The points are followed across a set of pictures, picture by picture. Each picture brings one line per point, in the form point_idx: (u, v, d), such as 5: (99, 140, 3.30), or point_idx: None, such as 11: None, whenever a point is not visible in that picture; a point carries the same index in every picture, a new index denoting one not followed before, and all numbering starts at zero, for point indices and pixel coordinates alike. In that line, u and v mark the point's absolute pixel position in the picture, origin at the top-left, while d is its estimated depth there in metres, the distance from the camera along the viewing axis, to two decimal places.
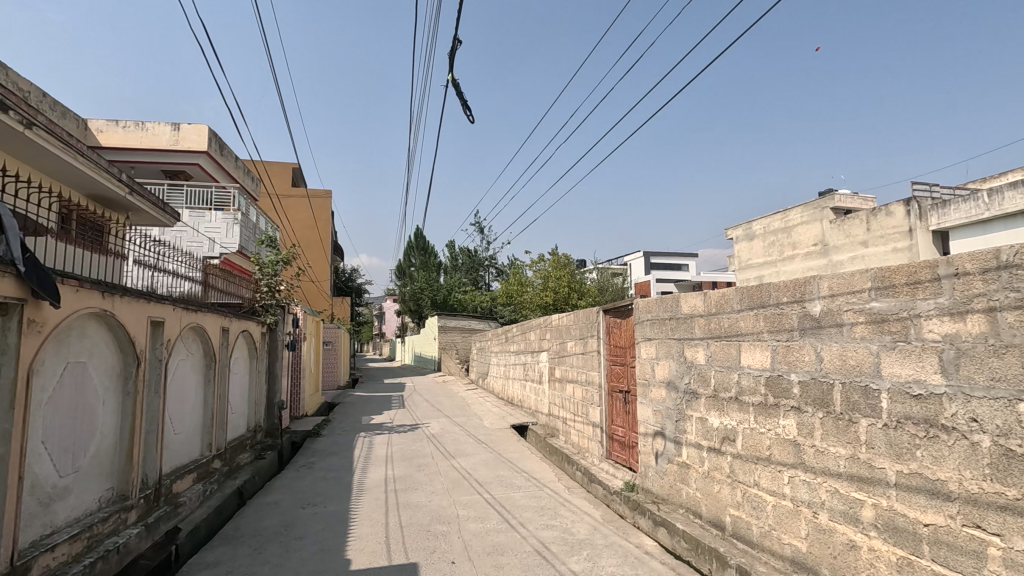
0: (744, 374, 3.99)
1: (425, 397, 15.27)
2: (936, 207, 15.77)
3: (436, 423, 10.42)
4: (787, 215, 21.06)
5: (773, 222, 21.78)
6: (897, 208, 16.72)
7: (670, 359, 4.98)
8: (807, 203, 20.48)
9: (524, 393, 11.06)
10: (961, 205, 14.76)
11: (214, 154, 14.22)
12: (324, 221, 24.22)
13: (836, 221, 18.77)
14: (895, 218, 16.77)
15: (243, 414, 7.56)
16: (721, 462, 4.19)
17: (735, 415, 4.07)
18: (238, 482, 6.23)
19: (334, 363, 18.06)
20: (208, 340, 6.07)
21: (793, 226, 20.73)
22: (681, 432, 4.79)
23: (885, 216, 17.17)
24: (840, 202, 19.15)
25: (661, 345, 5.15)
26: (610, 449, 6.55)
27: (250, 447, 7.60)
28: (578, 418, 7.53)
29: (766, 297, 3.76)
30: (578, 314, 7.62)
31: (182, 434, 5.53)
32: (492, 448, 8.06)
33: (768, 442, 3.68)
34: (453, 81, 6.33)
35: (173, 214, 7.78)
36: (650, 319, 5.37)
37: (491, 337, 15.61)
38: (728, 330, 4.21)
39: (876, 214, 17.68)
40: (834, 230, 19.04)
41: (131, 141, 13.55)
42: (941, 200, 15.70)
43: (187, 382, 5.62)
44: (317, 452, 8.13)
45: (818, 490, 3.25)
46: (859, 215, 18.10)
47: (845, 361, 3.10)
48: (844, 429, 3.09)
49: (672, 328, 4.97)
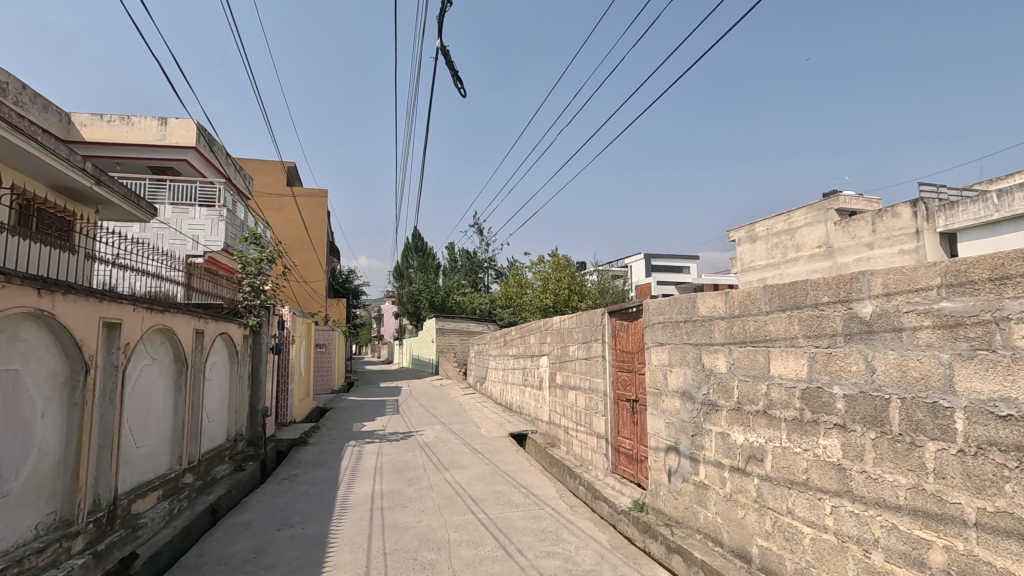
0: (775, 385, 3.49)
1: (421, 402, 14.76)
2: (944, 209, 15.40)
3: (430, 431, 9.90)
4: (791, 217, 20.52)
5: (776, 223, 21.24)
6: (903, 209, 16.14)
7: (686, 366, 4.48)
8: (810, 204, 19.89)
9: (523, 400, 10.55)
10: (970, 205, 14.59)
11: (203, 150, 13.75)
12: (319, 221, 23.71)
13: (841, 223, 18.15)
14: (901, 220, 16.19)
15: (221, 423, 7.03)
16: (747, 484, 3.69)
17: (763, 431, 3.57)
18: (211, 498, 5.70)
19: (328, 367, 17.55)
20: (177, 343, 5.54)
21: (797, 228, 20.15)
22: (698, 448, 4.28)
23: (891, 217, 16.59)
24: (844, 203, 18.45)
25: (675, 351, 4.65)
26: (616, 462, 6.05)
27: (228, 459, 7.06)
28: (580, 428, 7.03)
29: (803, 297, 3.26)
30: (581, 317, 7.13)
31: (146, 447, 5.00)
32: (489, 460, 7.55)
33: (806, 465, 3.18)
34: (443, 52, 5.79)
35: (147, 208, 7.28)
36: (662, 321, 4.87)
37: (489, 340, 15.11)
38: (754, 334, 3.71)
39: (881, 215, 17.04)
40: (838, 231, 18.39)
41: (116, 136, 13.11)
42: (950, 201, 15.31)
43: (151, 390, 5.09)
44: (302, 463, 7.62)
45: (871, 525, 2.75)
46: (863, 217, 17.48)
47: (906, 373, 2.60)
48: (904, 453, 2.59)
49: (688, 332, 4.47)
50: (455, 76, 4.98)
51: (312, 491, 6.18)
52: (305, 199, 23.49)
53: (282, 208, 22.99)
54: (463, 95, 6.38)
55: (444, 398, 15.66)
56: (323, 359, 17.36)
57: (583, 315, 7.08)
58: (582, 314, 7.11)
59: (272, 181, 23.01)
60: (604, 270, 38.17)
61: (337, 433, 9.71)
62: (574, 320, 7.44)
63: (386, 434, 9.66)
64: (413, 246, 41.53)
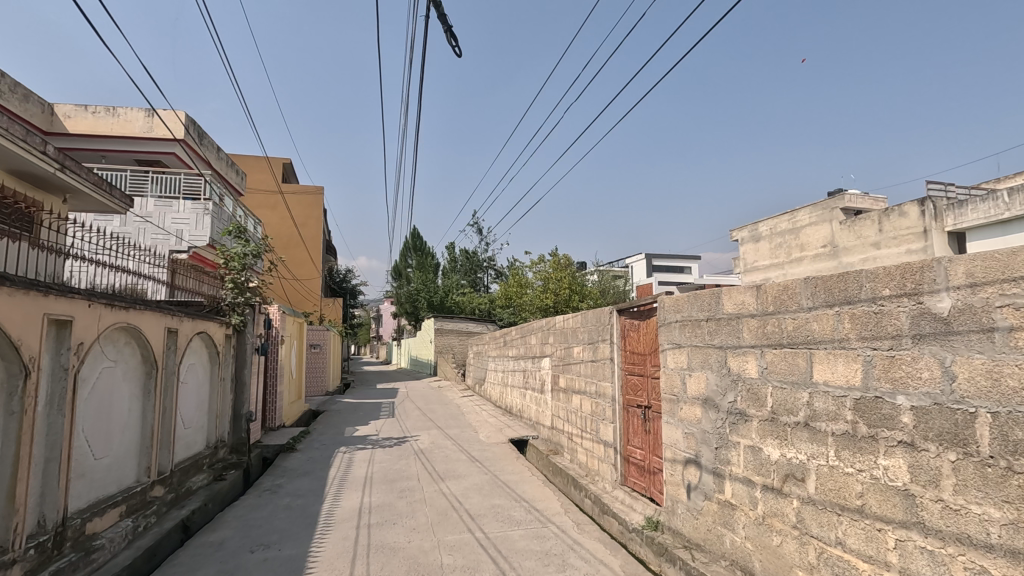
0: (820, 393, 2.99)
1: (418, 405, 14.26)
2: (952, 208, 15.01)
3: (426, 436, 9.40)
4: (795, 216, 19.98)
5: (780, 223, 20.70)
6: (911, 207, 15.61)
7: (708, 370, 4.00)
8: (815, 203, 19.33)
9: (523, 404, 10.07)
10: (979, 205, 14.40)
11: (192, 144, 13.26)
12: (316, 218, 23.22)
13: (847, 222, 17.61)
14: (909, 219, 15.59)
15: (199, 429, 6.54)
16: (785, 507, 3.19)
17: (805, 446, 3.08)
18: (184, 513, 5.21)
19: (321, 368, 17.07)
20: (145, 343, 5.05)
21: (800, 227, 19.61)
22: (723, 462, 3.79)
23: (898, 216, 16.00)
24: (850, 203, 17.90)
25: (696, 353, 4.15)
26: (626, 473, 5.56)
27: (207, 468, 6.57)
28: (586, 434, 6.54)
29: (856, 290, 2.78)
30: (587, 316, 6.63)
31: (106, 458, 4.52)
32: (487, 469, 7.06)
33: (861, 488, 2.70)
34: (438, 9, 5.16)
35: (122, 197, 6.80)
36: (680, 320, 4.38)
37: (489, 341, 14.63)
38: (792, 334, 3.22)
39: (888, 214, 16.46)
40: (844, 230, 17.85)
41: (102, 128, 12.65)
42: (958, 200, 14.96)
43: (112, 395, 4.60)
44: (287, 471, 7.11)
45: (951, 567, 2.27)
46: (870, 216, 16.88)
47: (998, 381, 2.12)
48: (997, 482, 2.11)
49: (711, 332, 3.98)
50: (449, 34, 4.40)
51: (294, 504, 5.68)
52: (300, 196, 22.98)
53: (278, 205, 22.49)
54: (458, 54, 5.80)
55: (442, 401, 15.17)
56: (317, 359, 16.87)
57: (589, 314, 6.59)
58: (588, 313, 6.61)
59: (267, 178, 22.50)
60: (604, 270, 37.72)
61: (327, 439, 9.20)
62: (578, 320, 6.95)
63: (379, 440, 9.16)
64: (412, 246, 41.06)
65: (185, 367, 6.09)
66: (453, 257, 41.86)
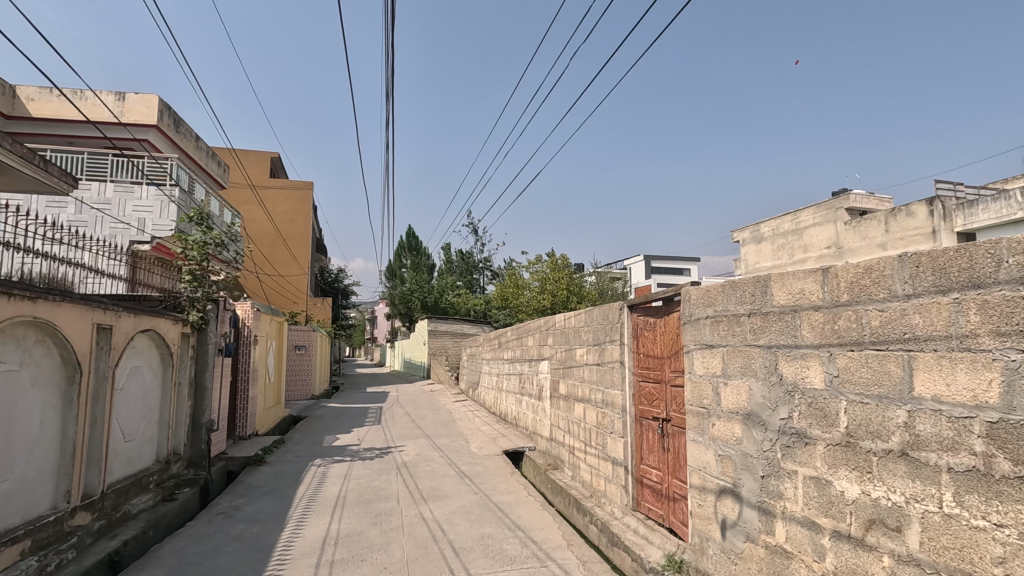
0: (926, 413, 2.17)
1: (408, 411, 13.43)
2: (963, 207, 14.26)
3: (412, 446, 8.55)
4: (797, 217, 19.10)
5: (783, 223, 19.88)
6: (918, 207, 14.52)
7: (751, 378, 3.18)
8: (818, 203, 18.46)
9: (519, 411, 9.24)
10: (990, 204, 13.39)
11: (165, 130, 12.42)
12: (306, 213, 22.28)
13: (851, 223, 16.80)
14: (916, 219, 14.45)
15: (144, 442, 5.68)
16: (868, 564, 2.38)
17: (900, 484, 2.26)
18: (113, 544, 4.36)
19: (306, 371, 16.22)
20: (64, 342, 4.21)
21: (803, 228, 18.72)
22: (771, 496, 2.98)
23: (903, 216, 14.76)
24: (855, 203, 16.99)
25: (734, 356, 3.32)
26: (640, 497, 4.74)
27: (154, 487, 5.71)
28: (591, 449, 5.71)
29: (990, 269, 1.96)
30: (592, 313, 5.80)
31: (5, 483, 3.67)
32: (477, 487, 6.23)
33: (1002, 552, 1.89)
34: None
35: (63, 175, 5.99)
36: (712, 314, 3.55)
37: (483, 343, 13.81)
38: (876, 332, 2.41)
39: (894, 213, 15.16)
40: (849, 231, 17.02)
41: (69, 112, 11.84)
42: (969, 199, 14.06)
43: (13, 404, 3.75)
44: (249, 489, 6.25)
45: None
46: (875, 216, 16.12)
47: None
48: None
49: (757, 330, 3.15)
50: None
51: (247, 533, 4.80)
52: (288, 191, 22.11)
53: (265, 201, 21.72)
54: None
55: (434, 406, 14.34)
56: (301, 361, 16.03)
57: (594, 311, 5.77)
58: (593, 309, 5.79)
59: (255, 173, 21.87)
60: (601, 272, 36.81)
61: (302, 449, 8.34)
62: (582, 318, 6.12)
63: (360, 451, 8.30)
64: (406, 245, 40.19)
65: (125, 371, 5.24)
66: (448, 257, 40.98)
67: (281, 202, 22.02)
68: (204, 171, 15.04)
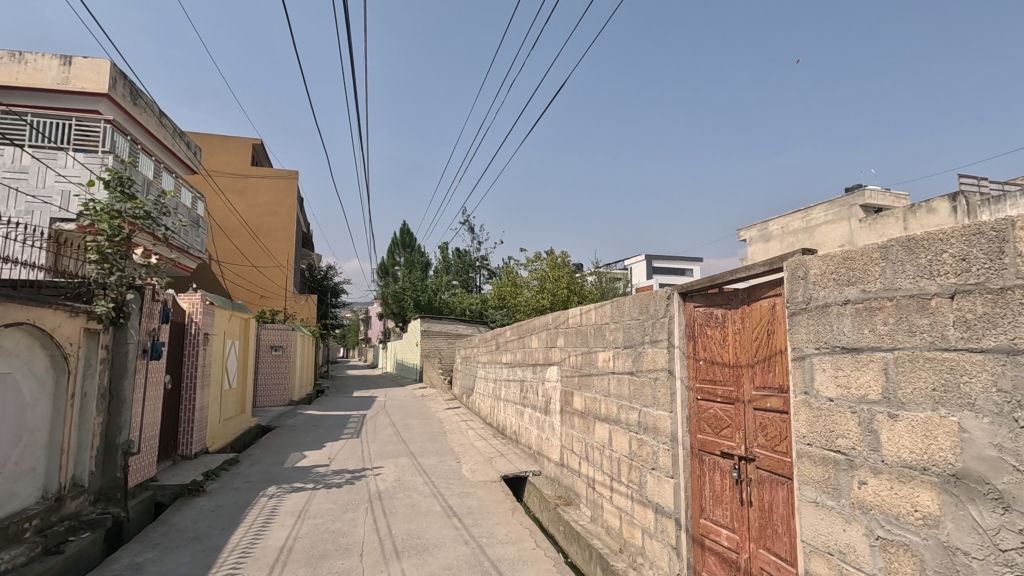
0: None
1: (394, 420, 11.98)
2: (990, 203, 12.17)
3: (392, 469, 7.09)
4: (808, 214, 17.66)
5: (793, 221, 18.41)
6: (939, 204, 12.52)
7: (957, 412, 1.75)
8: (830, 199, 17.02)
9: (520, 426, 7.81)
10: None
11: (118, 99, 10.80)
12: (289, 206, 20.79)
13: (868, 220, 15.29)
14: (939, 218, 12.36)
15: (16, 476, 4.16)
16: None
17: None
18: None
19: (283, 375, 14.73)
20: None
21: (813, 226, 17.20)
22: None
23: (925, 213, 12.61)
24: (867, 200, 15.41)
25: (920, 370, 1.87)
26: (699, 566, 3.32)
27: (33, 535, 4.22)
28: (621, 487, 4.28)
29: None
30: (623, 304, 4.35)
31: None
32: (468, 533, 4.78)
33: None
34: None
35: None
36: (862, 296, 2.12)
37: (479, 344, 12.35)
38: None
39: (913, 211, 13.07)
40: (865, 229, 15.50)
41: (5, 77, 10.31)
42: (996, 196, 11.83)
43: None
44: (168, 534, 4.76)
45: None
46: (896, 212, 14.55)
47: None
48: None
49: (977, 324, 1.71)
50: None
51: None
52: (271, 179, 20.61)
53: (245, 190, 20.33)
54: None
55: (423, 414, 12.87)
56: (279, 364, 14.55)
57: (625, 302, 4.32)
58: (624, 299, 4.33)
59: (235, 161, 20.36)
60: (600, 271, 35.26)
61: (257, 472, 6.86)
62: (607, 313, 4.68)
63: (328, 474, 6.85)
64: (400, 242, 38.61)
65: None
66: (442, 256, 39.51)
67: (262, 193, 20.54)
68: (169, 150, 13.53)
